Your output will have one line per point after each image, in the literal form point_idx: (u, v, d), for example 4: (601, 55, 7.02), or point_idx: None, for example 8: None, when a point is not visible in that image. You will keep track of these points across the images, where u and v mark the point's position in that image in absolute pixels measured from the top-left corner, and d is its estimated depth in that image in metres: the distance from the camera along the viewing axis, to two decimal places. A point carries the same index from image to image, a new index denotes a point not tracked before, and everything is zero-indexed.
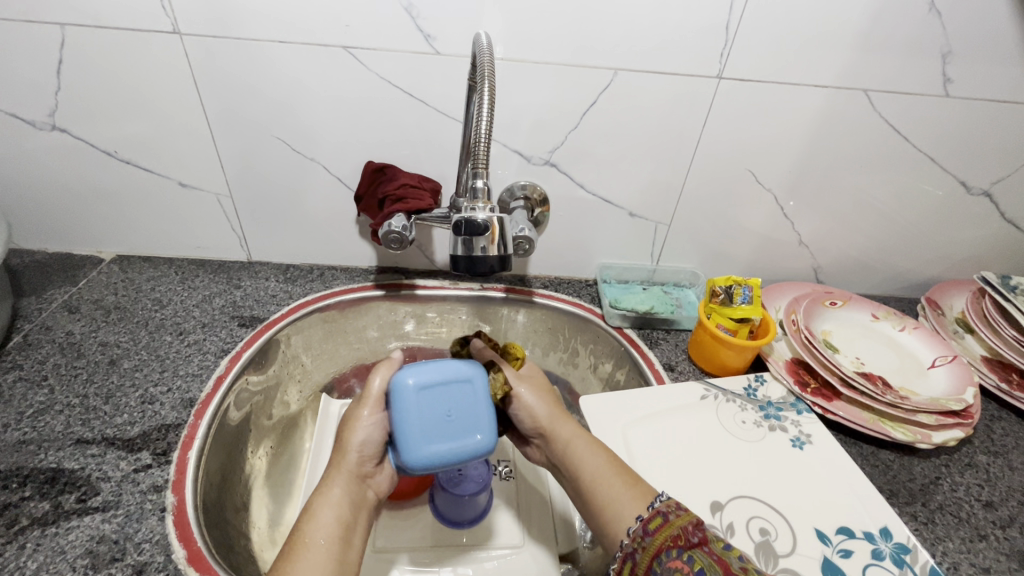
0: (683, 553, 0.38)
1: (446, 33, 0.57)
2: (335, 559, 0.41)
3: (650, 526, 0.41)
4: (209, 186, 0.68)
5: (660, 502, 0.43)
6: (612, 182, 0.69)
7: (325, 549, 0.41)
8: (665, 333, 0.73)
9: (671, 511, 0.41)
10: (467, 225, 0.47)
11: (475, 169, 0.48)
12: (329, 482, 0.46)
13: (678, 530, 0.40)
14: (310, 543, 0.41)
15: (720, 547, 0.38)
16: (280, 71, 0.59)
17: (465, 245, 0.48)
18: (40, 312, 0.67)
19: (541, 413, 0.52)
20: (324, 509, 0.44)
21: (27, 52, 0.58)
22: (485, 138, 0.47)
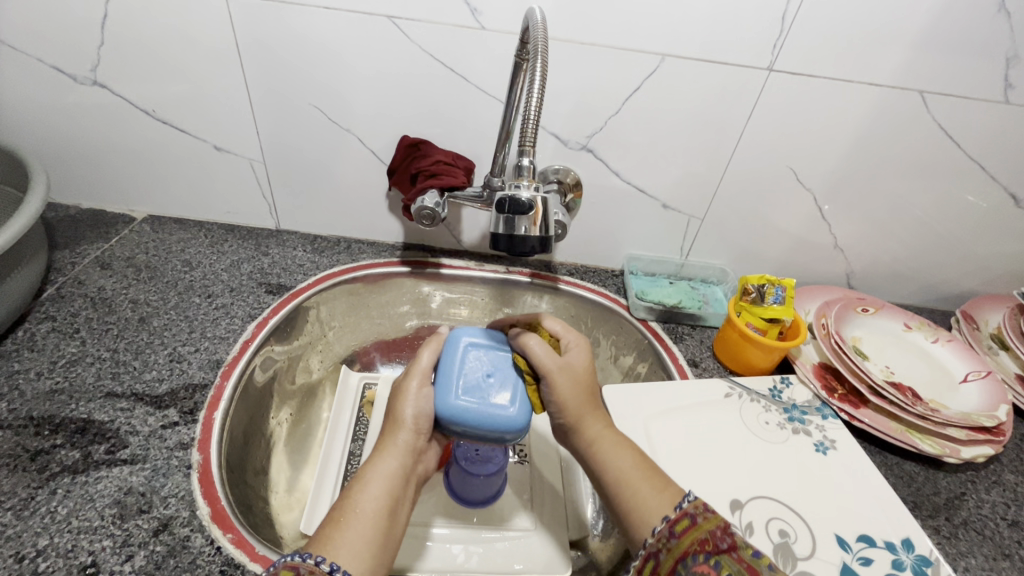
0: (710, 558, 0.36)
1: (493, 8, 0.55)
2: (379, 535, 0.38)
3: (676, 528, 0.39)
4: (243, 151, 0.68)
5: (688, 502, 0.40)
6: (647, 172, 0.68)
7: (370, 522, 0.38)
8: (690, 329, 0.72)
9: (700, 513, 0.39)
10: (510, 203, 0.46)
11: (521, 147, 0.47)
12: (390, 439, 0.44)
13: (706, 535, 0.37)
14: (356, 514, 0.38)
15: (749, 554, 0.36)
16: (321, 38, 0.58)
17: (506, 224, 0.47)
18: (74, 266, 0.67)
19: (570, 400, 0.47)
20: (374, 477, 0.41)
21: (73, 6, 0.58)
22: (534, 114, 0.45)
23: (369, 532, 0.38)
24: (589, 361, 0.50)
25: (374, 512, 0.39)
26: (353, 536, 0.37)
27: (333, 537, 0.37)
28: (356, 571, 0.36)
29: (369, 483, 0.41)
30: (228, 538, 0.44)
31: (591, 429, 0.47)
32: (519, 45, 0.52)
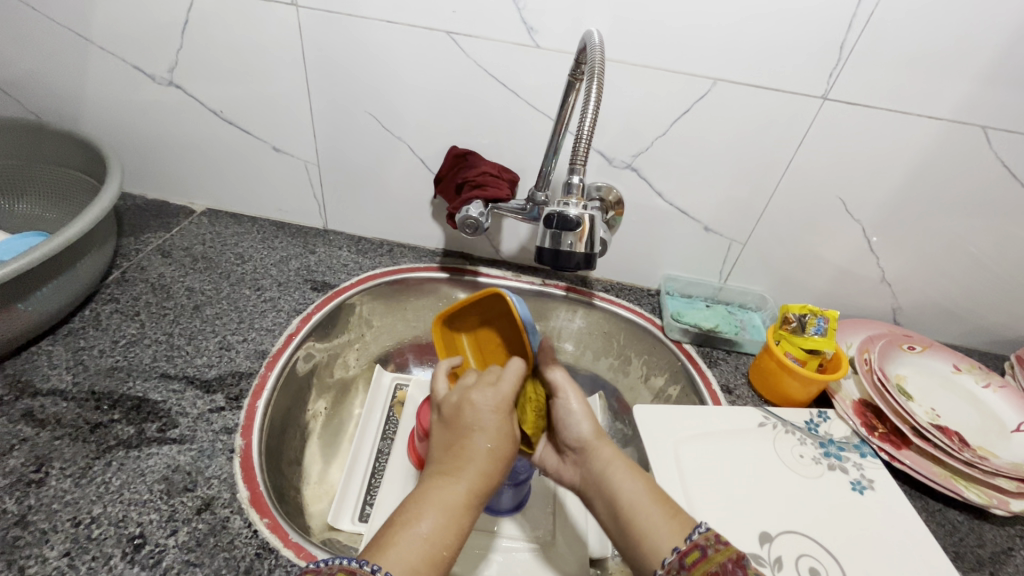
0: None
1: (550, 28, 0.57)
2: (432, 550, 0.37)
3: (686, 560, 0.38)
4: (300, 153, 0.72)
5: (698, 534, 0.39)
6: (690, 194, 0.68)
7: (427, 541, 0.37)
8: (725, 354, 0.70)
9: (710, 545, 0.38)
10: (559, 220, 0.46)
11: (571, 165, 0.47)
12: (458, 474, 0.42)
13: (716, 568, 0.36)
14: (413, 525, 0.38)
15: None
16: (381, 50, 0.61)
17: (553, 239, 0.47)
18: (138, 252, 0.72)
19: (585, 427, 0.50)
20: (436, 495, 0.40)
21: (158, 13, 0.62)
22: (587, 134, 0.46)
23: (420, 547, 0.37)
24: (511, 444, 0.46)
25: (425, 539, 0.37)
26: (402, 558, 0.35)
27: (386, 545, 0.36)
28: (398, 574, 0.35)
29: (427, 507, 0.39)
30: (264, 522, 0.46)
31: (602, 453, 0.48)
32: (574, 64, 0.53)
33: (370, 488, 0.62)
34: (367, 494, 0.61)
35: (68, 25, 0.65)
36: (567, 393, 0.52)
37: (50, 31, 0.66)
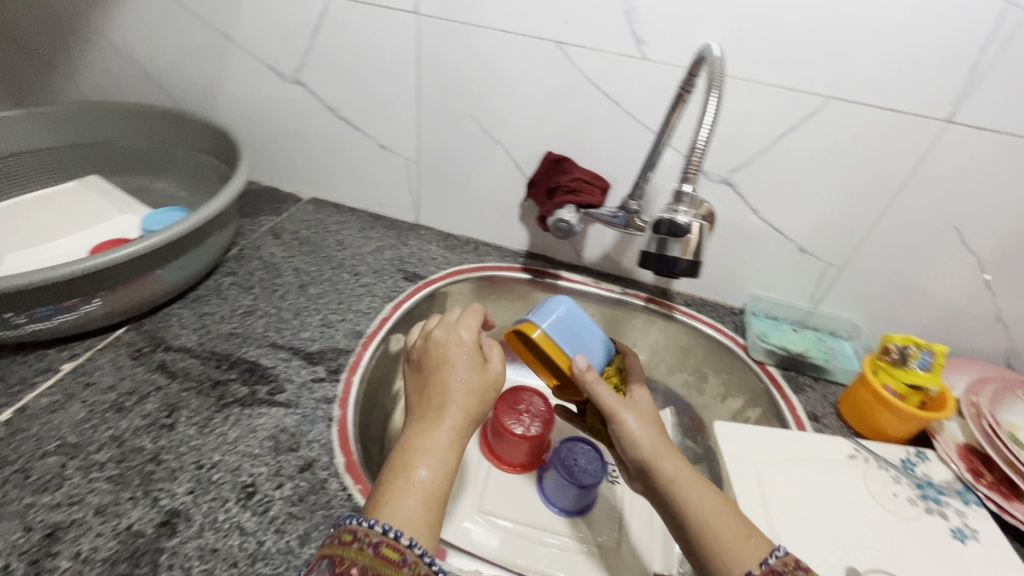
0: None
1: (659, 41, 0.58)
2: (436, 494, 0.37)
3: None
4: (402, 151, 0.76)
5: (775, 559, 0.36)
6: (787, 212, 0.66)
7: (430, 493, 0.37)
8: (812, 381, 0.68)
9: (789, 572, 0.35)
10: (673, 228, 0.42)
11: (686, 174, 0.42)
12: (444, 417, 0.42)
13: None
14: (412, 475, 0.38)
15: None
16: (492, 57, 0.64)
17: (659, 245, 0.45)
18: (253, 232, 0.79)
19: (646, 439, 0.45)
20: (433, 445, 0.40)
21: (295, 18, 0.69)
22: (702, 145, 0.42)
23: (422, 503, 0.37)
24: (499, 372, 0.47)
25: (426, 483, 0.38)
26: (406, 503, 0.36)
27: (390, 497, 0.37)
28: (417, 522, 0.36)
29: (424, 453, 0.39)
30: (358, 488, 0.49)
31: (666, 467, 0.43)
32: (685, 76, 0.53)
33: None
34: None
35: (218, 26, 0.73)
36: (622, 416, 0.47)
37: (201, 32, 0.74)
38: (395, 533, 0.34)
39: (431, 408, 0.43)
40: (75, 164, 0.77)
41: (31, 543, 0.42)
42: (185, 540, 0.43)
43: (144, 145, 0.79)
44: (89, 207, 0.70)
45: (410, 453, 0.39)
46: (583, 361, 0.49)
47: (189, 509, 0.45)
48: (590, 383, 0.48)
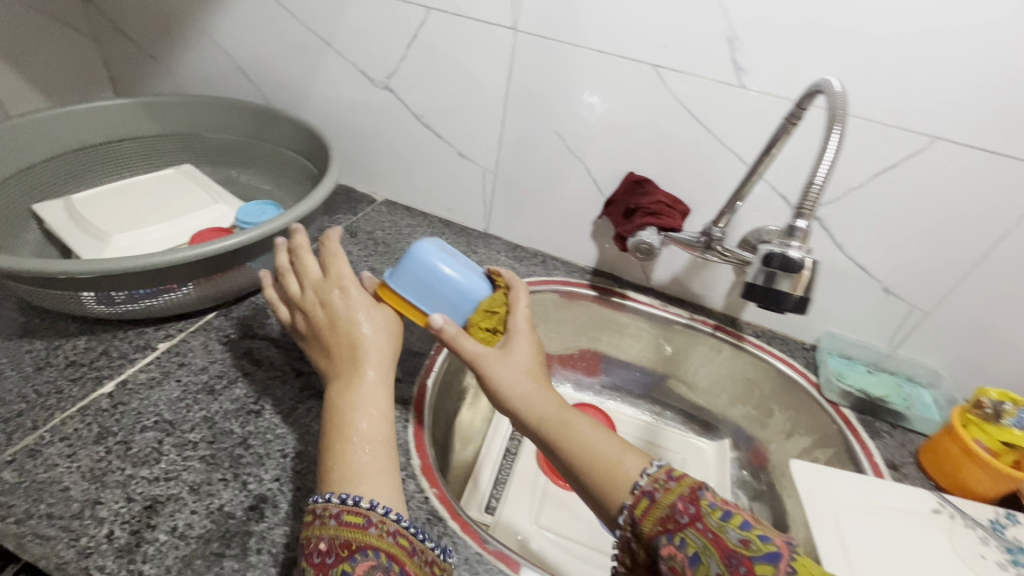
0: (674, 538, 0.34)
1: (760, 70, 0.58)
2: (376, 449, 0.44)
3: (636, 511, 0.37)
4: (482, 161, 0.77)
5: (644, 479, 0.38)
6: (876, 251, 0.64)
7: (368, 446, 0.44)
8: (890, 427, 0.65)
9: (657, 488, 0.37)
10: (781, 261, 0.43)
11: (800, 209, 0.43)
12: (360, 369, 0.48)
13: (667, 512, 0.35)
14: (352, 433, 0.44)
15: (716, 520, 0.33)
16: (585, 76, 0.65)
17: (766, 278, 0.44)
18: (331, 230, 0.81)
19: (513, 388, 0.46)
20: (363, 401, 0.46)
21: (394, 27, 0.71)
22: (821, 179, 0.42)
23: (366, 457, 0.43)
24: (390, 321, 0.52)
25: (361, 435, 0.44)
26: (346, 458, 0.43)
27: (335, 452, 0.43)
28: (364, 474, 0.42)
29: (358, 410, 0.45)
30: (434, 492, 0.50)
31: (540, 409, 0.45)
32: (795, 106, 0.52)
33: (499, 483, 0.67)
34: (494, 488, 0.67)
35: (317, 31, 0.76)
36: (483, 365, 0.47)
37: (301, 35, 0.78)
38: (343, 497, 0.40)
39: (342, 364, 0.49)
40: (173, 152, 0.81)
41: (132, 514, 0.44)
42: (272, 527, 0.45)
43: (240, 137, 0.82)
44: (189, 194, 0.72)
45: (346, 412, 0.45)
46: (438, 320, 0.48)
47: (274, 496, 0.47)
48: (452, 338, 0.48)
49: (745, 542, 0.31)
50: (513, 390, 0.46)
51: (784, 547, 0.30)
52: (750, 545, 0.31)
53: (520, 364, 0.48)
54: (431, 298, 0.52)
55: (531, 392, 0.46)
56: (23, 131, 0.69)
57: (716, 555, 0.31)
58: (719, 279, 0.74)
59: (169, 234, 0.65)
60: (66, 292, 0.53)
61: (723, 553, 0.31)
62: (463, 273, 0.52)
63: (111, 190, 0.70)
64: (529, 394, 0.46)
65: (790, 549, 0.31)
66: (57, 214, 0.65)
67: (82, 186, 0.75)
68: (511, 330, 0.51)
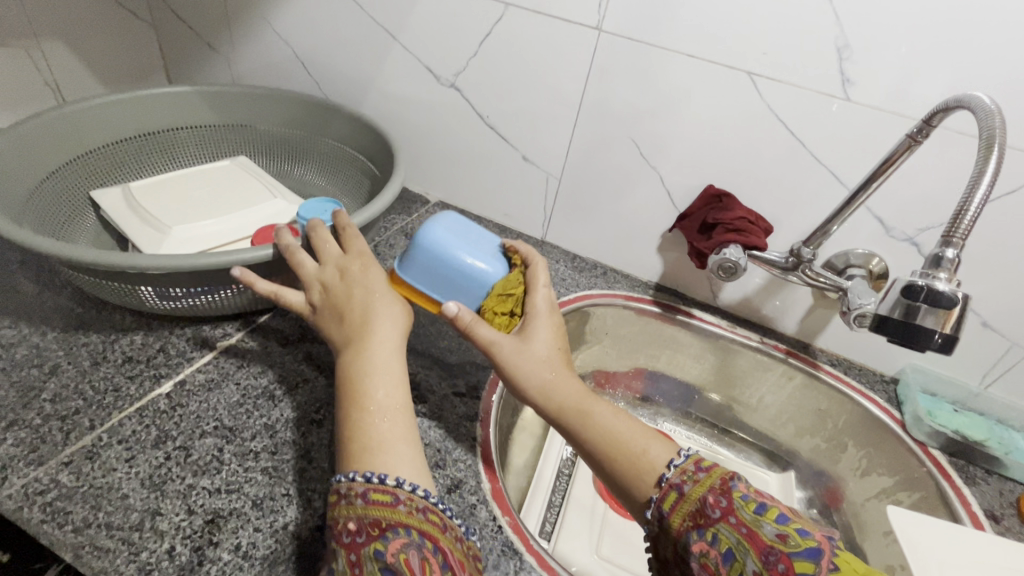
0: (705, 534, 0.34)
1: (870, 83, 0.54)
2: (402, 418, 0.40)
3: (664, 505, 0.37)
4: (547, 166, 0.74)
5: (672, 471, 0.38)
6: (978, 282, 0.60)
7: (391, 415, 0.39)
8: (985, 473, 0.60)
9: (686, 481, 0.37)
10: (927, 295, 0.41)
11: (948, 236, 0.41)
12: (372, 333, 0.43)
13: (695, 506, 0.36)
14: (374, 404, 0.39)
15: (749, 514, 0.34)
16: (672, 81, 0.61)
17: (908, 310, 0.42)
18: (384, 230, 0.79)
19: (535, 369, 0.44)
20: (381, 367, 0.41)
21: (467, 23, 0.69)
22: (975, 206, 0.40)
23: (392, 427, 0.39)
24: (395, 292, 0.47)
25: (382, 403, 0.39)
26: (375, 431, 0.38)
27: (359, 428, 0.38)
28: (395, 447, 0.38)
29: (372, 377, 0.41)
30: (507, 520, 0.46)
31: (564, 394, 0.43)
32: (921, 121, 0.47)
33: (555, 507, 0.63)
34: (548, 512, 0.63)
35: (385, 24, 0.74)
36: (500, 351, 0.44)
37: (367, 27, 0.75)
38: (380, 477, 0.35)
39: (349, 333, 0.44)
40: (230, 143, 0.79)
41: (194, 528, 0.41)
42: None
43: (303, 132, 0.79)
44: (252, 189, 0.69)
45: (362, 380, 0.40)
46: (451, 308, 0.44)
47: None
48: (466, 326, 0.44)
49: (782, 537, 0.32)
50: (535, 375, 0.43)
51: (824, 543, 0.31)
52: (788, 540, 0.32)
53: (539, 352, 0.44)
54: (443, 287, 0.49)
55: (551, 377, 0.43)
56: (88, 116, 0.67)
57: (753, 549, 0.32)
58: (796, 302, 0.70)
59: (230, 232, 0.62)
60: (122, 286, 0.51)
61: (760, 547, 0.32)
62: (472, 254, 0.48)
63: (170, 178, 0.68)
64: (551, 380, 0.43)
65: (829, 545, 0.31)
66: (121, 206, 0.63)
67: (144, 173, 0.74)
68: (531, 309, 0.47)
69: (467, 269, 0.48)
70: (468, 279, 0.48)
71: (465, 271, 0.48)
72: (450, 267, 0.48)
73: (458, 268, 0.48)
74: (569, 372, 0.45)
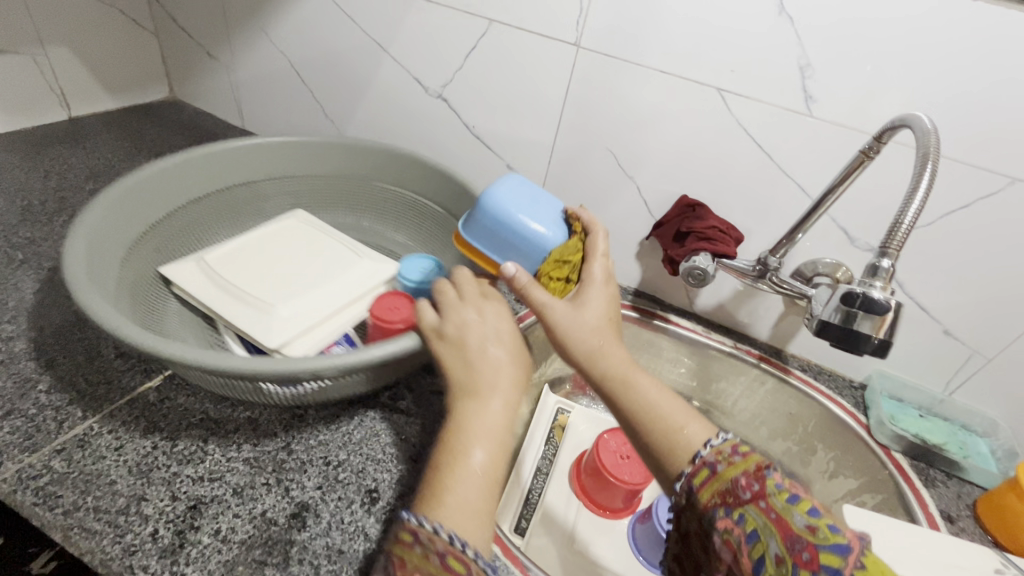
0: (731, 513, 0.35)
1: (831, 99, 0.57)
2: (489, 483, 0.38)
3: (695, 480, 0.38)
4: (530, 175, 0.77)
5: (708, 450, 0.39)
6: (938, 291, 0.62)
7: (482, 483, 0.37)
8: (945, 476, 0.62)
9: (720, 461, 0.37)
10: (862, 301, 0.43)
11: (883, 247, 0.43)
12: (487, 396, 0.42)
13: (726, 486, 0.36)
14: (463, 466, 0.38)
15: (781, 502, 0.33)
16: (645, 95, 0.64)
17: (846, 316, 0.45)
18: None
19: (583, 337, 0.46)
20: (473, 424, 0.40)
21: (454, 37, 0.72)
22: (910, 218, 0.42)
23: (474, 491, 0.37)
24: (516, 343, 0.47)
25: (478, 467, 0.38)
26: (461, 492, 0.36)
27: (441, 490, 0.36)
28: (467, 509, 0.36)
29: (475, 436, 0.40)
30: None
31: (610, 361, 0.45)
32: (873, 138, 0.50)
33: (530, 504, 0.66)
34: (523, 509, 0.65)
35: (376, 37, 0.77)
36: (551, 317, 0.47)
37: (359, 39, 0.78)
38: (445, 533, 0.33)
39: (474, 381, 0.43)
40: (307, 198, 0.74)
41: (176, 513, 0.43)
42: (314, 536, 0.44)
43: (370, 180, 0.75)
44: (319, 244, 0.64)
45: (459, 440, 0.39)
46: (511, 268, 0.48)
47: (317, 504, 0.46)
48: (522, 287, 0.48)
49: (812, 528, 0.32)
50: (583, 342, 0.46)
51: (855, 542, 0.30)
52: (818, 533, 0.31)
53: (590, 321, 0.47)
54: (504, 248, 0.54)
55: (599, 346, 0.46)
56: (167, 175, 0.63)
57: (778, 534, 0.32)
58: (768, 309, 0.72)
59: (323, 314, 0.55)
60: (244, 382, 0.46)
61: (787, 533, 0.32)
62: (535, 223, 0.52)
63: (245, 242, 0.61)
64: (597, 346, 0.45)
65: (861, 544, 0.31)
66: (194, 279, 0.57)
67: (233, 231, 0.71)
68: (588, 279, 0.50)
69: (529, 232, 0.52)
70: (528, 242, 0.52)
71: (527, 236, 0.52)
72: (512, 229, 0.52)
73: (519, 231, 0.52)
74: (619, 345, 0.47)
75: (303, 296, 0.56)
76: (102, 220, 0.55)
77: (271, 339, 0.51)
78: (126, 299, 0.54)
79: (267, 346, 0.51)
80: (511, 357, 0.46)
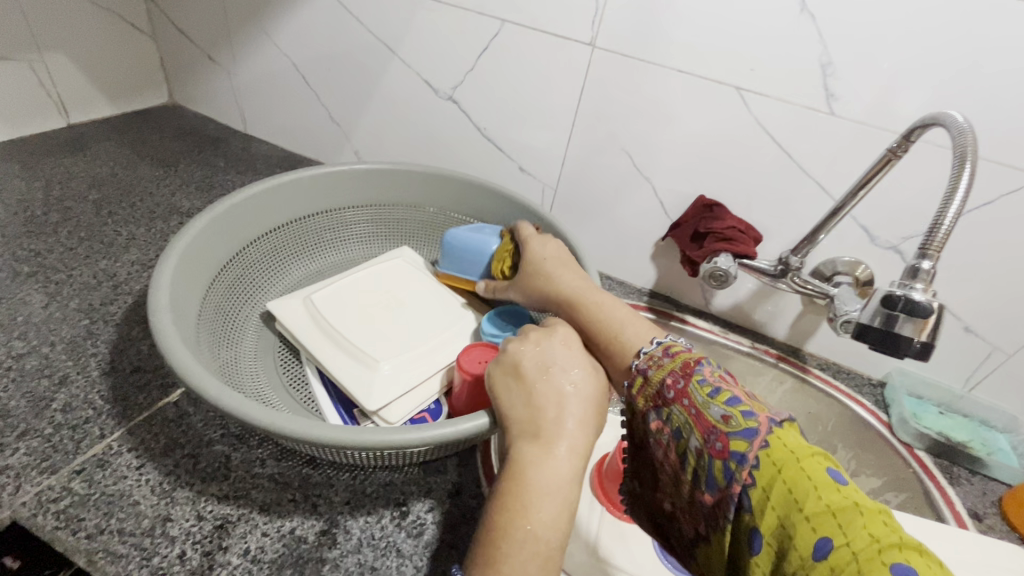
0: (662, 415, 0.37)
1: (853, 98, 0.56)
2: (549, 551, 0.35)
3: (632, 388, 0.41)
4: (543, 176, 0.76)
5: (642, 358, 0.42)
6: (959, 289, 0.62)
7: (539, 548, 0.35)
8: (969, 474, 0.62)
9: (651, 366, 0.40)
10: (905, 304, 0.43)
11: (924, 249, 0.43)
12: (553, 446, 0.38)
13: (655, 390, 0.39)
14: (522, 530, 0.35)
15: (701, 398, 0.35)
16: (662, 95, 0.64)
17: (886, 318, 0.44)
18: None
19: (538, 280, 0.54)
20: (535, 481, 0.37)
21: (465, 38, 0.70)
22: (950, 219, 0.42)
23: (532, 560, 0.34)
24: (585, 379, 0.43)
25: (539, 534, 0.35)
26: (517, 561, 0.34)
27: (497, 557, 0.34)
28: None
29: (543, 497, 0.36)
30: None
31: (558, 292, 0.53)
32: (901, 138, 0.50)
33: None
34: None
35: (384, 39, 0.75)
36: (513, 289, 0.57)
37: (366, 42, 0.77)
38: None
39: (536, 423, 0.40)
40: (362, 224, 0.71)
41: (203, 533, 0.42)
42: (345, 554, 0.43)
43: (429, 207, 0.72)
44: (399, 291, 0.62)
45: (523, 498, 0.36)
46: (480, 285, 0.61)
47: (345, 521, 0.45)
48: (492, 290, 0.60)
49: (726, 417, 0.33)
50: (535, 285, 0.54)
51: (762, 423, 0.32)
52: (730, 421, 0.33)
53: (537, 267, 0.55)
54: (471, 268, 0.64)
55: (546, 283, 0.54)
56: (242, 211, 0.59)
57: (698, 429, 0.34)
58: (786, 308, 0.72)
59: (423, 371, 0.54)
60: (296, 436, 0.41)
61: (705, 428, 0.34)
62: (476, 231, 0.64)
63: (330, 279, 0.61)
64: (547, 286, 0.54)
65: (769, 424, 0.33)
66: (299, 322, 0.56)
67: (303, 262, 0.68)
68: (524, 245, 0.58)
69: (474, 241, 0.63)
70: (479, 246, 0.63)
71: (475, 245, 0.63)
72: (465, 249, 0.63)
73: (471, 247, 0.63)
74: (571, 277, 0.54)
75: (405, 352, 0.55)
76: (189, 248, 0.53)
77: (372, 400, 0.50)
78: (203, 332, 0.52)
79: (368, 407, 0.49)
80: (577, 395, 0.42)
